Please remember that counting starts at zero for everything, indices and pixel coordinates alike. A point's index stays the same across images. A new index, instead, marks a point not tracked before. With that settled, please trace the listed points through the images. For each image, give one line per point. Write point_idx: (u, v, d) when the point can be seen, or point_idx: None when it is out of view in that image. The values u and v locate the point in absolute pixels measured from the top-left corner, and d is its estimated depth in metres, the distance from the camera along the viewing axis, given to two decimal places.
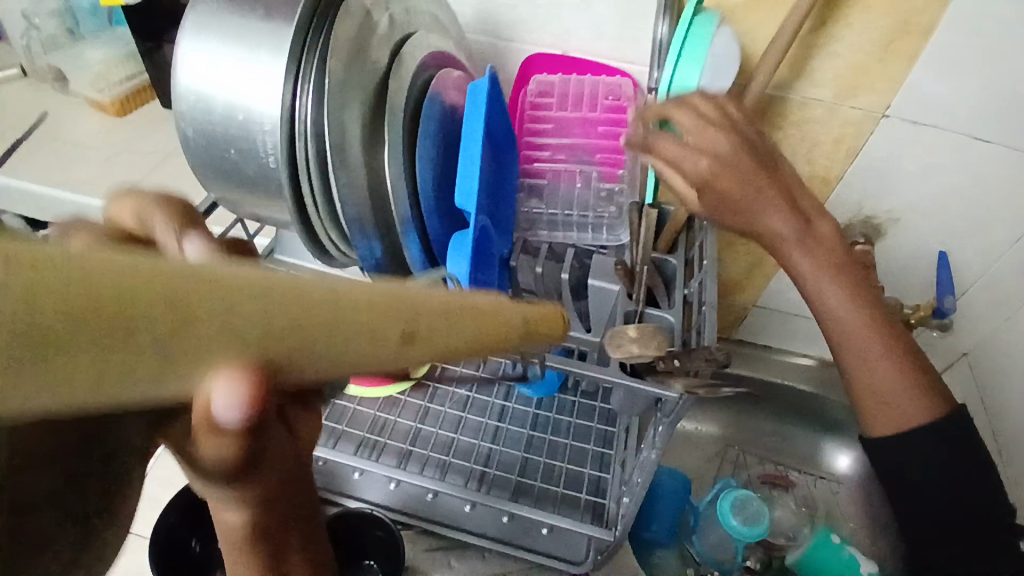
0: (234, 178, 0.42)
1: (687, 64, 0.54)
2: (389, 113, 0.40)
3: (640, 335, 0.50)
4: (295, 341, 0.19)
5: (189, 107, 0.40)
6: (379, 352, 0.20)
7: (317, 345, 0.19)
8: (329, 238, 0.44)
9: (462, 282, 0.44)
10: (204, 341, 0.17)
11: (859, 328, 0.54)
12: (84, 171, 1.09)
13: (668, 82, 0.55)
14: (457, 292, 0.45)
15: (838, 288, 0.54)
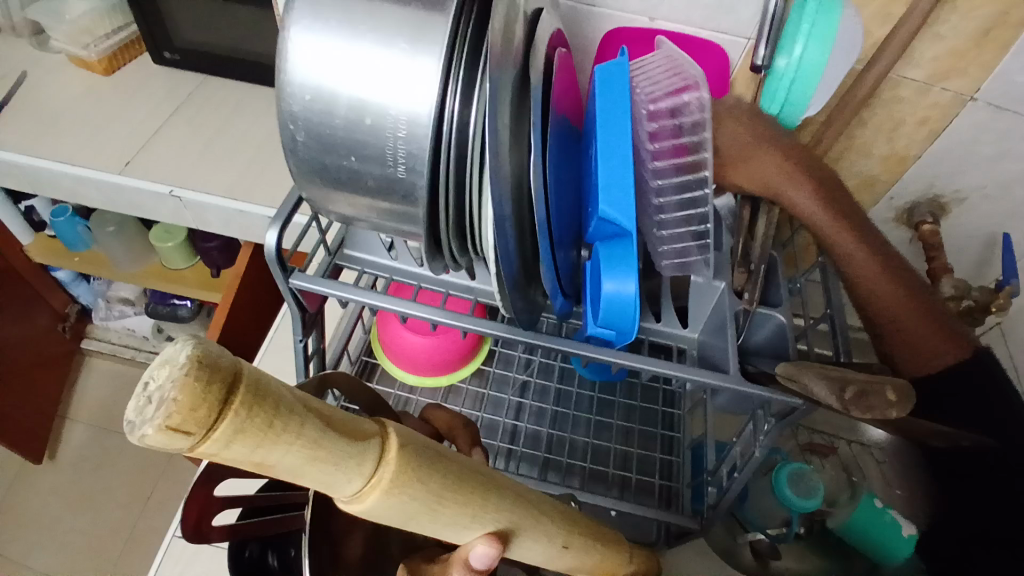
0: (348, 186, 0.37)
1: (816, 42, 0.49)
2: (535, 109, 0.36)
3: (901, 398, 0.40)
4: (527, 526, 0.44)
5: (302, 108, 0.34)
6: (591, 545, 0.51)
7: (537, 539, 0.45)
8: (449, 247, 0.40)
9: (628, 297, 0.43)
10: (500, 508, 0.42)
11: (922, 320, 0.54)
12: (75, 141, 0.99)
13: (795, 65, 0.50)
14: (624, 306, 0.43)
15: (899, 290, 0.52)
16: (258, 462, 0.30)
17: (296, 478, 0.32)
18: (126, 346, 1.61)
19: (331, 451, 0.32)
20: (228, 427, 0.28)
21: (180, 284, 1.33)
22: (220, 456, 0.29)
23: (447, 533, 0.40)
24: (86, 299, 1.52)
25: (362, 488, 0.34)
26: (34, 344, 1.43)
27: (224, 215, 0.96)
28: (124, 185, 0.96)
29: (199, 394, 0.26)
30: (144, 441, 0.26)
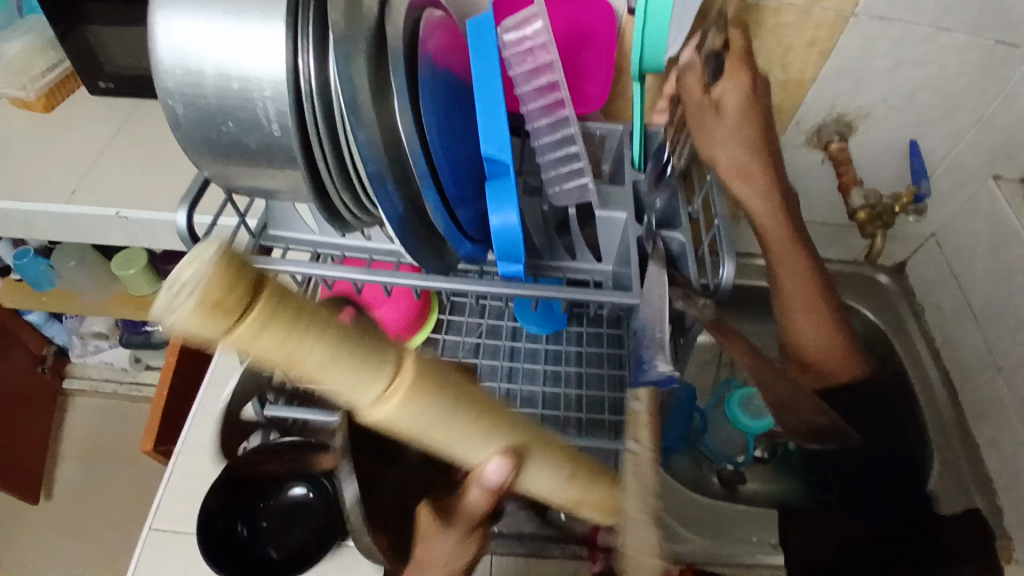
0: (234, 151, 0.41)
1: None
2: (391, 61, 0.39)
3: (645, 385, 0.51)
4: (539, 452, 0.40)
5: (175, 82, 0.38)
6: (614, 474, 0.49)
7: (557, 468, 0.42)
8: (341, 202, 0.44)
9: (515, 230, 0.46)
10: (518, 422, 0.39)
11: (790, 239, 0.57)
12: (22, 176, 1.01)
13: (645, 3, 0.51)
14: (512, 241, 0.47)
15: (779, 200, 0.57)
16: (287, 356, 0.30)
17: (319, 380, 0.32)
18: (107, 379, 1.62)
19: (355, 350, 0.31)
20: (259, 310, 0.28)
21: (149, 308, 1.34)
22: (246, 346, 0.29)
23: (468, 449, 0.37)
24: (60, 338, 1.52)
25: (385, 392, 0.33)
26: (16, 390, 1.45)
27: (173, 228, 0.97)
28: (74, 213, 0.98)
29: (229, 271, 0.27)
30: (175, 325, 0.27)
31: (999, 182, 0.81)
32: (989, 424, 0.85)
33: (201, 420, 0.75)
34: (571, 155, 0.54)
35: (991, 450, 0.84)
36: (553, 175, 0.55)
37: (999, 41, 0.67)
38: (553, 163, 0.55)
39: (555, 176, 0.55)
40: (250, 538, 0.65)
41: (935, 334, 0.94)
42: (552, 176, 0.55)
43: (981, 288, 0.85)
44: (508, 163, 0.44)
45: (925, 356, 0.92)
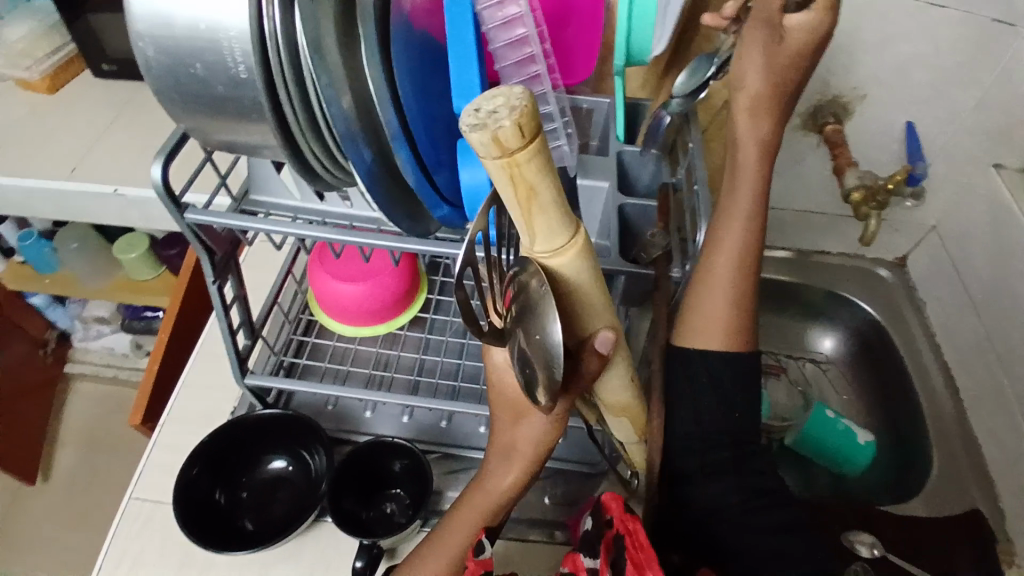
0: (202, 97, 0.40)
1: None
2: (359, 7, 0.39)
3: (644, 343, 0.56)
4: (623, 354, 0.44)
5: (144, 24, 0.38)
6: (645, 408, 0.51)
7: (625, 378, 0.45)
8: (312, 153, 0.43)
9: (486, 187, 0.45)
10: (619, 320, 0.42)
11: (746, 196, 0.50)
12: (25, 155, 1.02)
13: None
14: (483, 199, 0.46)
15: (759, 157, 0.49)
16: (531, 190, 0.31)
17: (527, 217, 0.33)
18: (107, 365, 1.63)
19: (564, 207, 0.34)
20: (537, 149, 0.29)
21: (150, 293, 1.35)
22: (514, 172, 0.30)
23: (573, 325, 0.39)
24: (63, 323, 1.54)
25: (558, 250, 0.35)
26: (18, 373, 1.46)
27: None
28: (73, 190, 0.99)
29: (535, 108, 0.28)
30: (492, 130, 0.28)
31: (1001, 169, 0.79)
32: (990, 415, 0.82)
33: (187, 392, 0.75)
34: (548, 115, 0.53)
35: (993, 443, 0.81)
36: None
37: (994, 18, 0.66)
38: (533, 128, 0.54)
39: None
40: (230, 506, 0.64)
41: (935, 327, 0.91)
42: None
43: (982, 277, 0.83)
44: None
45: (925, 350, 0.90)
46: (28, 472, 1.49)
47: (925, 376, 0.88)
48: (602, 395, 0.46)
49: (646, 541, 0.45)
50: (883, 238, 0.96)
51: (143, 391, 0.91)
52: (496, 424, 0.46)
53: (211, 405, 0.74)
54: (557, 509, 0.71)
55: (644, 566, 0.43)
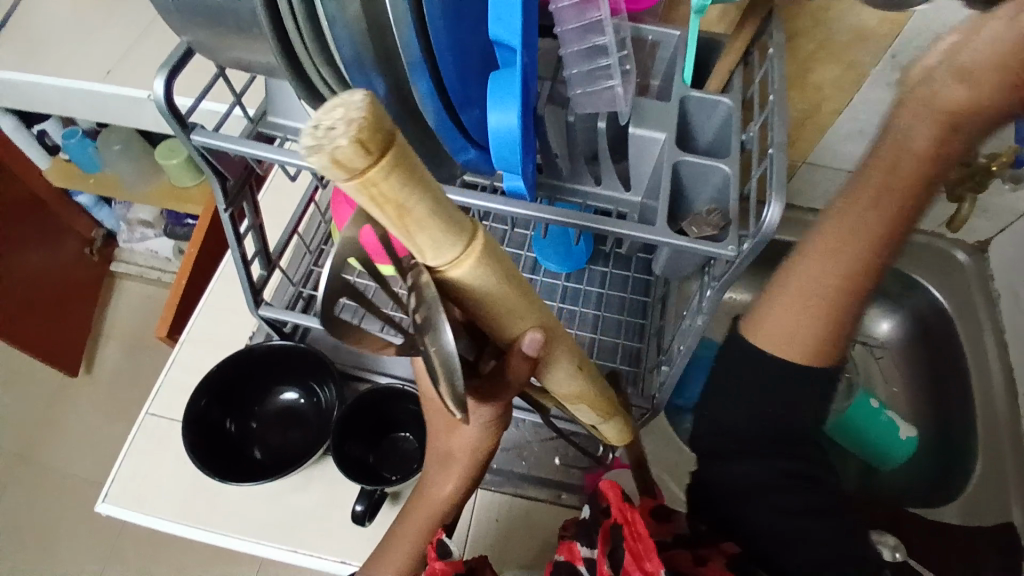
0: (199, 4, 0.36)
1: None
2: None
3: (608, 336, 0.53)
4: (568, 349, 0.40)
5: None
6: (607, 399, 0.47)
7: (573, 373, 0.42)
8: (321, 78, 0.38)
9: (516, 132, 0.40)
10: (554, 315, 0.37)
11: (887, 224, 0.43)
12: (63, 51, 0.99)
13: None
14: (510, 145, 0.40)
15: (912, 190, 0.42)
16: (401, 207, 0.25)
17: (408, 235, 0.28)
18: (151, 267, 1.67)
19: (450, 212, 0.28)
20: (393, 163, 0.23)
21: (190, 202, 1.34)
22: (374, 190, 0.24)
23: (497, 328, 0.36)
24: (109, 223, 1.57)
25: (456, 258, 0.30)
26: (64, 268, 1.51)
27: None
28: (109, 93, 0.96)
29: (378, 112, 0.22)
30: (326, 151, 0.21)
31: None
32: None
33: (207, 313, 0.74)
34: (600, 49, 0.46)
35: None
36: (581, 78, 0.47)
37: None
38: (584, 62, 0.47)
39: (579, 78, 0.47)
40: (239, 436, 0.64)
41: (1007, 325, 0.81)
42: (574, 77, 0.47)
43: None
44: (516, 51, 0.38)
45: (989, 348, 0.80)
46: (73, 363, 1.57)
47: (985, 377, 0.79)
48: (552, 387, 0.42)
49: (644, 532, 0.42)
50: (967, 220, 0.85)
51: (169, 304, 0.92)
52: (433, 430, 0.47)
53: (228, 329, 0.73)
54: (568, 473, 0.69)
55: (644, 557, 0.40)
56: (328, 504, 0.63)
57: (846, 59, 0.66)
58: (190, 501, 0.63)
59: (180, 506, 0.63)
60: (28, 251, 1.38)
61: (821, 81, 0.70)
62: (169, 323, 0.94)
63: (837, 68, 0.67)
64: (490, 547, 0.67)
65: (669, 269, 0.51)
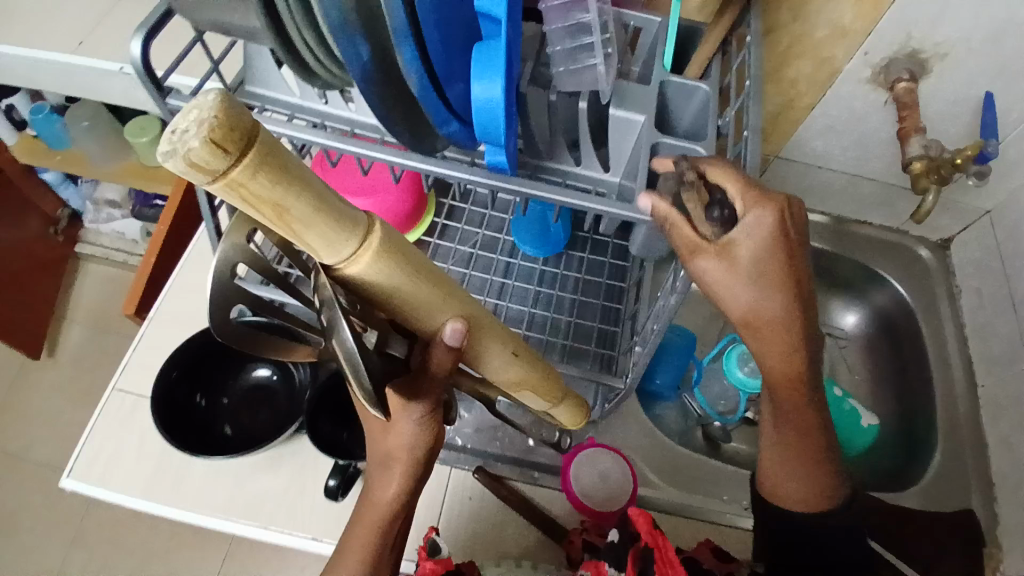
0: None
1: None
2: None
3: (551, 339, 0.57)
4: (483, 329, 0.44)
5: None
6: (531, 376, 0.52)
7: (494, 351, 0.46)
8: (302, 41, 0.38)
9: (499, 104, 0.41)
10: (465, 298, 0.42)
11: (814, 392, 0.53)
12: (29, 21, 0.96)
13: None
14: (494, 116, 0.41)
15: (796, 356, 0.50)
16: (277, 206, 0.29)
17: (295, 234, 0.31)
18: (117, 249, 1.63)
19: (338, 211, 0.32)
20: (257, 160, 0.27)
21: (162, 180, 1.31)
22: (242, 192, 0.28)
23: (414, 312, 0.40)
24: (74, 202, 1.52)
25: (356, 252, 0.34)
26: (27, 247, 1.46)
27: None
28: (78, 65, 0.93)
29: (231, 114, 0.26)
30: (181, 155, 0.25)
31: None
32: (1006, 421, 0.76)
33: (177, 288, 0.72)
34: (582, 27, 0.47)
35: (1000, 450, 0.76)
36: (563, 57, 0.48)
37: None
38: (567, 41, 0.47)
39: (561, 57, 0.48)
40: (207, 412, 0.63)
41: (966, 319, 0.84)
42: (557, 55, 0.48)
43: None
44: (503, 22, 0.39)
45: (950, 341, 0.84)
46: (35, 346, 1.52)
47: (945, 370, 0.83)
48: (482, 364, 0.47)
49: (674, 558, 0.50)
50: (932, 218, 0.88)
51: (139, 278, 0.91)
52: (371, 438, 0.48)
53: (197, 306, 0.72)
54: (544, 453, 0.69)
55: None
56: (298, 488, 0.62)
57: (821, 54, 0.68)
58: (157, 480, 0.62)
59: (148, 485, 0.62)
60: None
61: (797, 75, 0.71)
62: (136, 300, 0.92)
63: (812, 64, 0.69)
64: (464, 526, 0.67)
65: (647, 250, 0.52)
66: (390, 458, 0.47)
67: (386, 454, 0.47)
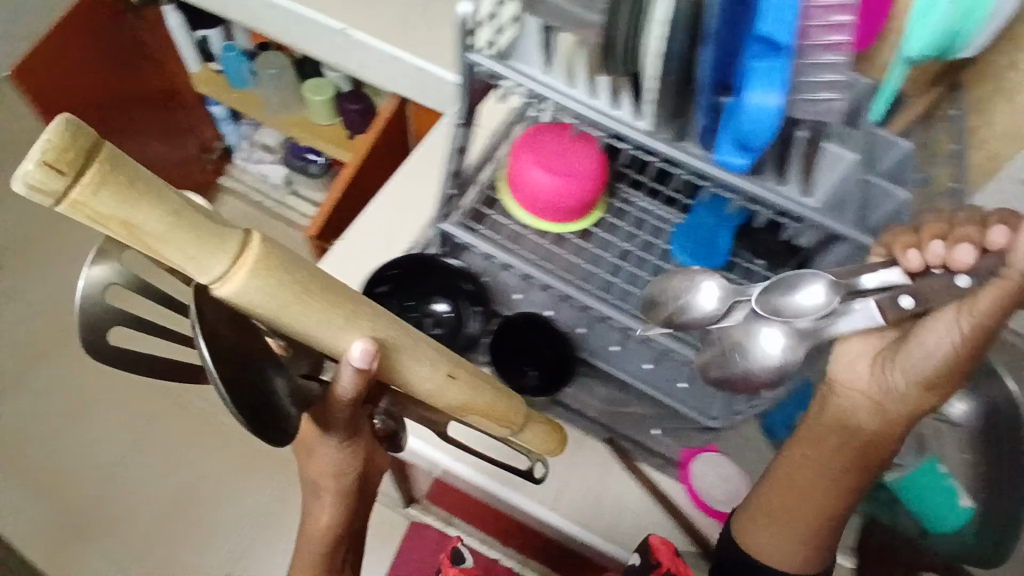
0: None
1: None
2: None
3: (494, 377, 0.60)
4: (400, 345, 0.46)
5: None
6: (457, 385, 0.52)
7: (415, 362, 0.48)
8: (619, 29, 0.47)
9: (771, 111, 0.46)
10: (371, 314, 0.43)
11: (835, 466, 0.57)
12: None
13: None
14: (766, 120, 0.46)
15: (832, 454, 0.58)
16: (124, 222, 0.29)
17: (159, 252, 0.31)
18: (256, 190, 1.68)
19: (195, 225, 0.31)
20: (94, 177, 0.28)
21: (317, 135, 1.42)
22: (87, 211, 0.28)
23: (317, 335, 0.40)
24: (230, 139, 1.65)
25: (229, 269, 0.34)
26: (178, 165, 1.59)
27: (367, 58, 0.96)
28: (301, 14, 0.97)
29: (64, 139, 0.27)
30: (16, 181, 0.26)
31: None
32: None
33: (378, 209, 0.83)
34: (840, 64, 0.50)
35: None
36: (811, 91, 0.50)
37: None
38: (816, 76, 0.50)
39: (809, 87, 0.50)
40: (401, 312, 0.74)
41: None
42: (807, 82, 0.50)
43: None
44: (790, 43, 0.43)
45: None
46: None
47: None
48: (413, 383, 0.50)
49: None
50: None
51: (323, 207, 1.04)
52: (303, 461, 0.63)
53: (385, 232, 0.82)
54: (664, 443, 0.72)
55: None
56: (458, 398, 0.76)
57: None
58: None
59: None
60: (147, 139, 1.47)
61: None
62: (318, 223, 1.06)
63: None
64: (585, 506, 0.70)
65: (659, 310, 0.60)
66: (322, 478, 0.63)
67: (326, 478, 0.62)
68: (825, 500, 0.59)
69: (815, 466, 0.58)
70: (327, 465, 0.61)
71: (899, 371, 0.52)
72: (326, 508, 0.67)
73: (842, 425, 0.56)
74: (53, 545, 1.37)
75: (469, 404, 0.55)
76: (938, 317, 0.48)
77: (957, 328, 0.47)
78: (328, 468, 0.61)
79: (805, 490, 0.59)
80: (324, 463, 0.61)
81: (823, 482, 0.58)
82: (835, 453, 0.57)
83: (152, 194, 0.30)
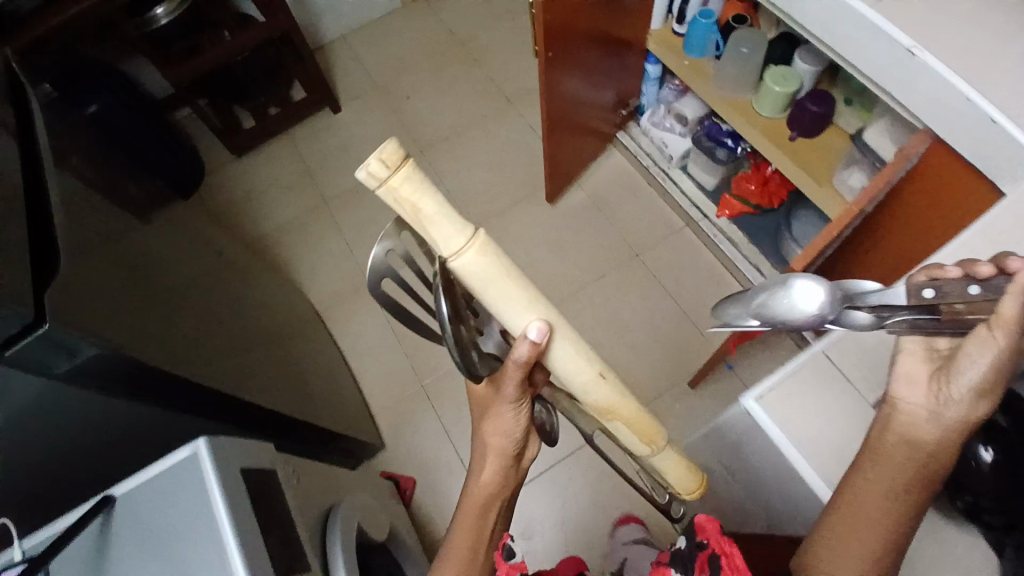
0: None
1: None
2: None
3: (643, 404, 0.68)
4: (562, 327, 0.58)
5: None
6: (606, 381, 0.62)
7: (568, 346, 0.59)
8: None
9: None
10: (547, 304, 0.56)
11: (900, 492, 0.57)
12: None
13: None
14: None
15: (894, 470, 0.57)
16: (412, 204, 0.47)
17: (423, 226, 0.49)
18: (648, 154, 1.69)
19: (449, 212, 0.49)
20: (405, 170, 0.46)
21: (752, 125, 1.30)
22: (395, 195, 0.47)
23: (506, 309, 0.55)
24: (647, 99, 1.65)
25: (462, 243, 0.50)
26: (599, 113, 1.58)
27: (927, 92, 0.81)
28: (866, 19, 0.85)
29: (398, 154, 0.45)
30: (365, 171, 0.45)
31: None
32: None
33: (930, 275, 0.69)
34: None
35: None
36: None
37: None
38: None
39: None
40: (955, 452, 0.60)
41: None
42: None
43: None
44: None
45: None
46: (555, 190, 1.69)
47: None
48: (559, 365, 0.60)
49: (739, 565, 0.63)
50: None
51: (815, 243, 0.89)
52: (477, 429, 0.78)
53: None
54: None
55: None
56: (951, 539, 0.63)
57: None
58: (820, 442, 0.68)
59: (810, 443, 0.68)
60: (591, 81, 1.44)
61: None
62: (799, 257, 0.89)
63: None
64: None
65: (745, 298, 0.57)
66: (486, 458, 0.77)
67: (493, 453, 0.76)
68: (891, 533, 0.57)
69: (886, 488, 0.57)
70: (501, 441, 0.75)
71: (955, 385, 0.56)
72: (487, 493, 0.79)
73: (908, 442, 0.57)
74: (396, 405, 1.45)
75: (608, 405, 0.64)
76: (971, 336, 0.53)
77: (994, 341, 0.51)
78: (499, 443, 0.75)
79: (868, 510, 0.57)
80: (489, 435, 0.76)
81: (891, 509, 0.57)
82: (893, 468, 0.57)
83: (428, 188, 0.48)
